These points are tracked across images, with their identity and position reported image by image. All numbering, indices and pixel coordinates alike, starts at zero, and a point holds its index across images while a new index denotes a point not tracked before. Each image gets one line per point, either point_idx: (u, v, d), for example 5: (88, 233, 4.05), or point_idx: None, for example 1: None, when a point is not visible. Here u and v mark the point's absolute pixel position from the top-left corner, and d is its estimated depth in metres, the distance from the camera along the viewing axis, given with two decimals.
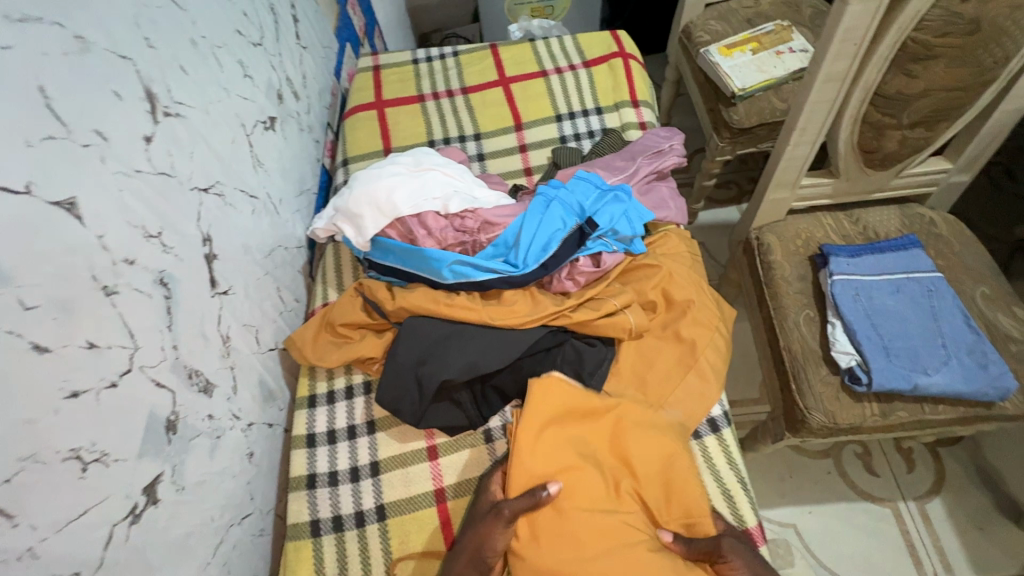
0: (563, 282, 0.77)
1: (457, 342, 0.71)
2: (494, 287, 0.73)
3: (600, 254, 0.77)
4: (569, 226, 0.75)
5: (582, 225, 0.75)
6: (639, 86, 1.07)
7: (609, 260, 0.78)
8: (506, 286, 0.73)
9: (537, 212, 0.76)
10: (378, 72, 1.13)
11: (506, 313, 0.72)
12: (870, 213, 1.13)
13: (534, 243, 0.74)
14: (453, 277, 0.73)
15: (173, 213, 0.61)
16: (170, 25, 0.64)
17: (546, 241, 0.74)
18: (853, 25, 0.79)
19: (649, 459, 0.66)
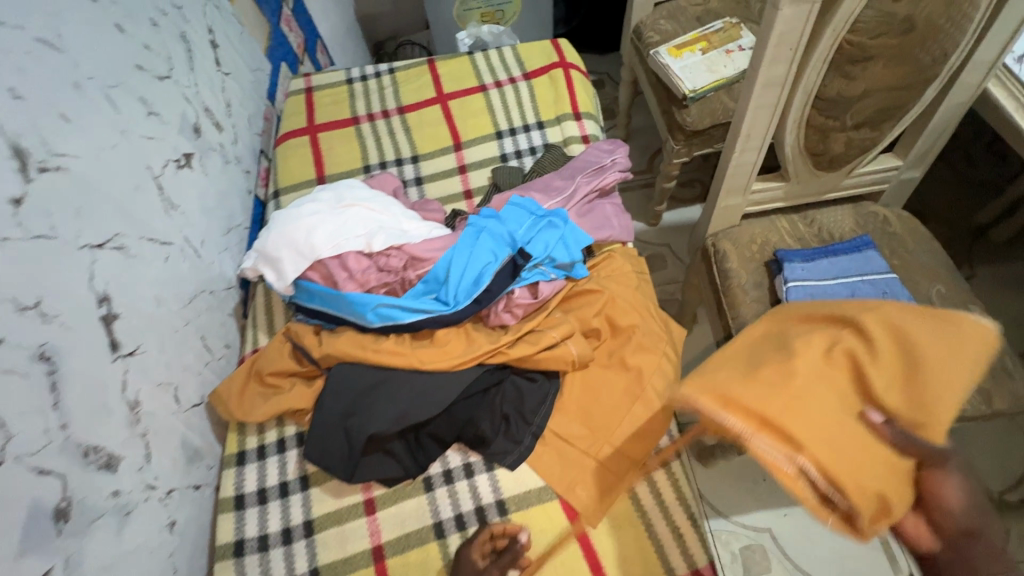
0: (500, 314, 0.73)
1: (386, 390, 0.67)
2: (425, 327, 0.69)
3: (537, 283, 0.73)
4: (501, 257, 0.71)
5: (514, 256, 0.70)
6: (582, 97, 1.03)
7: (547, 290, 0.74)
8: (437, 325, 0.70)
9: (467, 244, 0.72)
10: (310, 94, 1.08)
11: (439, 354, 0.69)
12: (825, 213, 1.11)
13: (466, 278, 0.70)
14: (378, 320, 0.68)
15: (57, 278, 0.56)
16: (44, 71, 0.59)
17: (478, 275, 0.70)
18: (786, 30, 0.77)
19: (934, 370, 0.49)
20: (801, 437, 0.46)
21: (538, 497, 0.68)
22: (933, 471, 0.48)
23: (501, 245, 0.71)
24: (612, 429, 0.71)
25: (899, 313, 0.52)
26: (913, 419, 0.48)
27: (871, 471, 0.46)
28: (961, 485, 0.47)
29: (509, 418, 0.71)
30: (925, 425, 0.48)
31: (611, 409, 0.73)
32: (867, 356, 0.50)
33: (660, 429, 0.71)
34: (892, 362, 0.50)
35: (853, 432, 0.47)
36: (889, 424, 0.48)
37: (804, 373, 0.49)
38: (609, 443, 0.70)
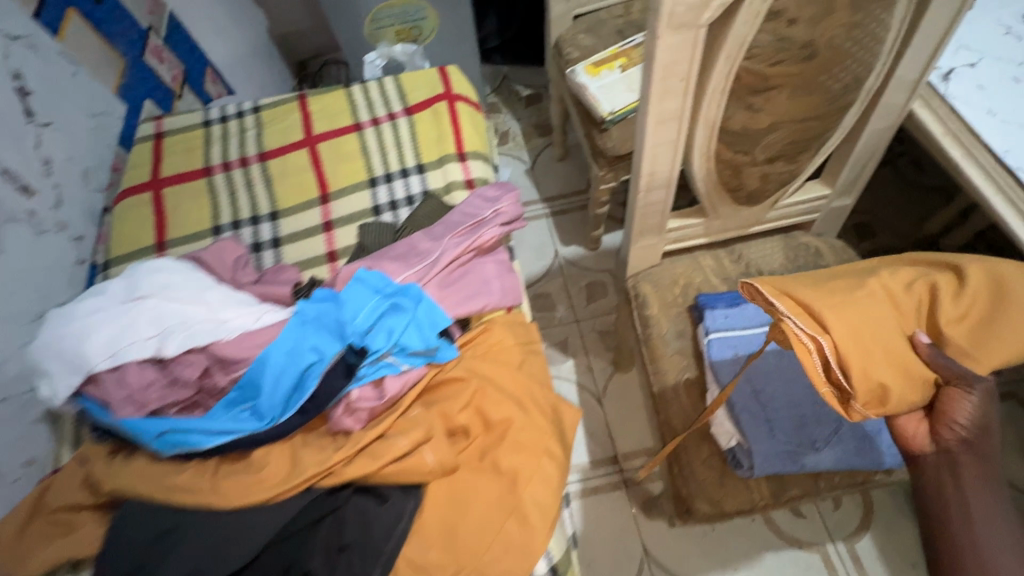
0: (341, 419, 0.60)
1: (179, 538, 0.52)
2: (234, 450, 0.56)
3: (382, 379, 0.61)
4: (328, 355, 0.58)
5: (345, 353, 0.58)
6: (469, 133, 0.91)
7: (395, 386, 0.61)
8: (252, 445, 0.57)
9: (289, 339, 0.58)
10: (160, 141, 0.93)
11: (250, 484, 0.55)
12: (753, 247, 1.01)
13: (285, 385, 0.57)
14: (168, 449, 0.55)
15: None
16: None
17: (300, 380, 0.57)
18: (670, 60, 0.65)
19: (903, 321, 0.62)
20: (826, 317, 0.60)
21: None
22: (956, 388, 0.61)
23: (333, 338, 0.59)
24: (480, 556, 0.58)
25: (1005, 264, 0.63)
26: (969, 353, 0.61)
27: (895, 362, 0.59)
28: (976, 407, 0.60)
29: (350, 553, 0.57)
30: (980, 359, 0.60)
31: (481, 529, 0.60)
32: (949, 293, 0.63)
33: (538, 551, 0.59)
34: (979, 305, 0.62)
35: (899, 351, 0.60)
36: (931, 347, 0.61)
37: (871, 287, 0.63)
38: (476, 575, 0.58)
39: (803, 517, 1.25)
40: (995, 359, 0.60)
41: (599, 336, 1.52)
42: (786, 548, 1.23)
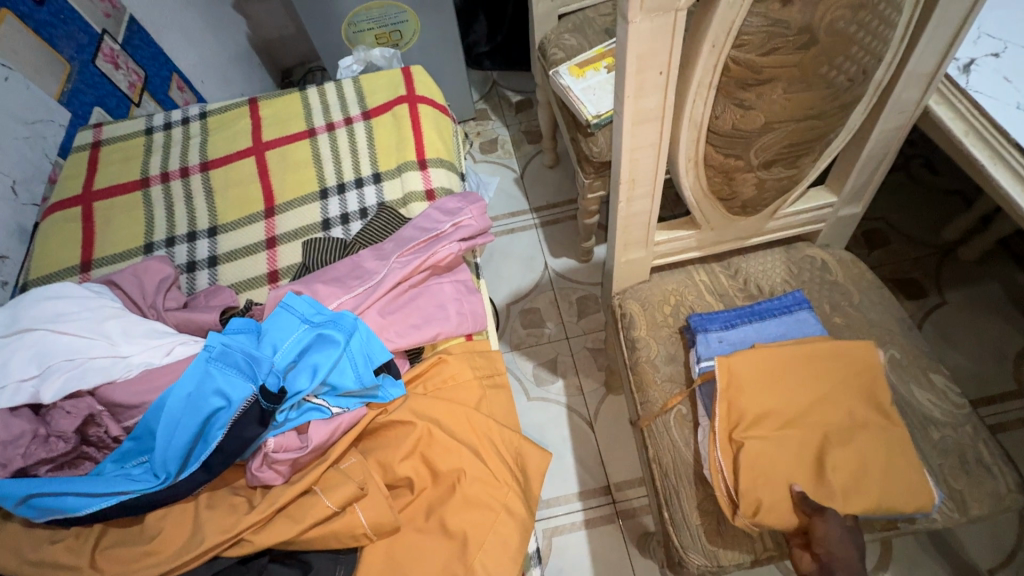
0: (260, 473, 0.52)
1: None
2: (122, 515, 0.47)
3: (308, 425, 0.52)
4: (242, 398, 0.49)
5: (259, 397, 0.50)
6: (433, 138, 0.82)
7: (322, 433, 0.52)
8: (144, 508, 0.47)
9: (193, 381, 0.49)
10: (98, 151, 0.86)
11: (136, 558, 0.45)
12: (751, 261, 0.91)
13: (184, 436, 0.48)
14: (38, 514, 0.45)
15: None
16: None
17: (205, 424, 0.48)
18: (645, 50, 0.56)
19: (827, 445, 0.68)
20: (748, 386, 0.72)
21: None
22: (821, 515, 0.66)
23: (248, 378, 0.50)
24: None
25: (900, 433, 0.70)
26: (845, 485, 0.66)
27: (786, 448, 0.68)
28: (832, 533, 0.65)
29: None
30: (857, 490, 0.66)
31: None
32: (848, 434, 0.69)
33: None
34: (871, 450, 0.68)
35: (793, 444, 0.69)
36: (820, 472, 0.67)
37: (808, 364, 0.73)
38: None
39: None
40: (864, 494, 0.66)
41: (590, 355, 1.42)
42: None
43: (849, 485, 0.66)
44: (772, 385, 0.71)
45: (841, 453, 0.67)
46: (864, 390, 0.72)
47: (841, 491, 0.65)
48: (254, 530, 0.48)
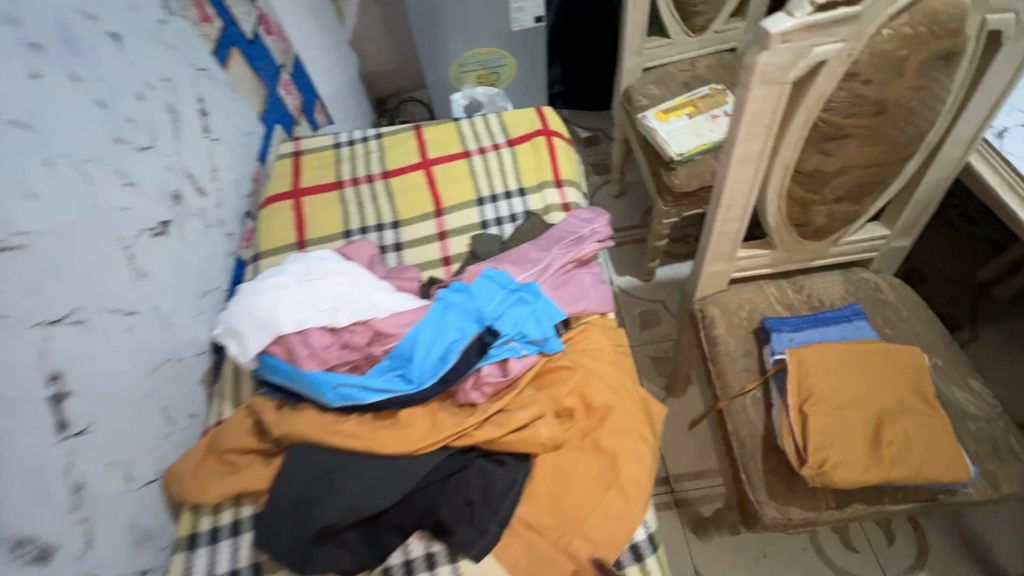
0: (469, 393, 0.70)
1: (340, 480, 0.63)
2: (387, 408, 0.67)
3: (507, 360, 0.71)
4: (468, 335, 0.69)
5: (483, 334, 0.70)
6: (564, 164, 1.04)
7: (517, 366, 0.71)
8: (401, 406, 0.67)
9: (435, 320, 0.70)
10: (298, 159, 1.09)
11: (397, 436, 0.66)
12: (814, 280, 1.09)
13: (431, 356, 0.68)
14: (339, 401, 0.65)
15: (3, 360, 0.54)
16: (16, 152, 0.60)
17: (444, 351, 0.68)
18: (758, 109, 0.77)
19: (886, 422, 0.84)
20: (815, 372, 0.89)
21: None
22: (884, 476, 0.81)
23: (471, 322, 0.71)
24: (580, 520, 0.67)
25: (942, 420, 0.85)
26: (898, 454, 0.82)
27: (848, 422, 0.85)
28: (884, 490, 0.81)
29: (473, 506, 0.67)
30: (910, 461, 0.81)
31: (583, 498, 0.68)
32: (904, 416, 0.85)
33: (637, 519, 0.67)
34: (921, 431, 0.83)
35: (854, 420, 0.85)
36: (877, 444, 0.83)
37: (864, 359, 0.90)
38: (580, 536, 0.66)
39: (855, 550, 1.27)
40: (917, 463, 0.81)
41: (652, 362, 1.60)
42: None
43: (897, 453, 0.82)
44: (836, 372, 0.89)
45: (892, 428, 0.83)
46: (913, 384, 0.88)
47: (892, 457, 0.81)
48: (470, 428, 0.68)
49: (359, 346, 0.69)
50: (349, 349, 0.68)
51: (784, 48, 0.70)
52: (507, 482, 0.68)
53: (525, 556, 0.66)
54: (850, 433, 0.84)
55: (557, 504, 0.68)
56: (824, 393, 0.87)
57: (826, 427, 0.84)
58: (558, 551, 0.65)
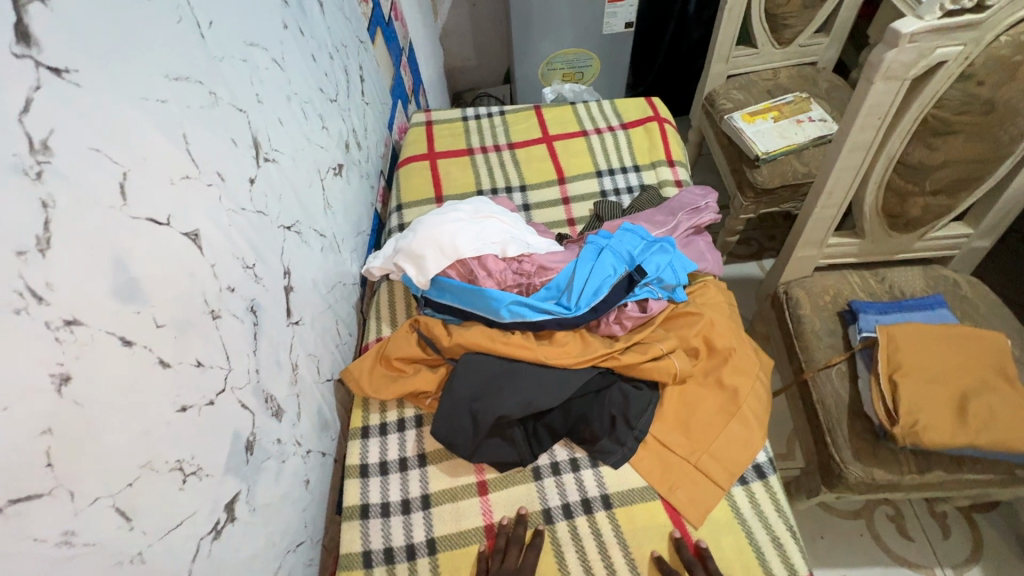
0: (610, 325, 0.82)
1: (512, 381, 0.74)
2: (548, 327, 0.78)
3: (646, 300, 0.82)
4: (620, 272, 0.81)
5: (631, 273, 0.82)
6: (674, 147, 1.15)
7: (654, 307, 0.82)
8: (559, 326, 0.78)
9: (588, 259, 0.82)
10: (430, 127, 1.23)
11: (555, 352, 0.77)
12: (895, 272, 1.17)
13: (586, 286, 0.79)
14: (510, 316, 0.78)
15: (265, 248, 0.66)
16: (274, 85, 0.72)
17: (599, 285, 0.79)
18: (877, 102, 0.87)
19: (971, 394, 0.91)
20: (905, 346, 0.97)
21: (641, 496, 0.73)
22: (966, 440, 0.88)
23: (619, 263, 0.82)
24: (709, 442, 0.76)
25: None
26: (983, 423, 0.89)
27: (935, 392, 0.92)
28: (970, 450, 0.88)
29: (616, 420, 0.76)
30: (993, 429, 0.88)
31: (709, 424, 0.77)
32: (991, 391, 0.91)
33: (758, 445, 0.76)
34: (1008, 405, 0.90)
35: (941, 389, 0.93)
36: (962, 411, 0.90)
37: (953, 339, 0.97)
38: (708, 454, 0.75)
39: (911, 539, 1.30)
40: (1001, 433, 0.87)
41: None
42: (893, 565, 1.27)
43: (982, 423, 0.89)
44: (925, 348, 0.96)
45: (977, 401, 0.90)
46: (1001, 364, 0.94)
47: (978, 424, 0.88)
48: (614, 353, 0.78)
49: (525, 275, 0.82)
50: (519, 276, 0.81)
51: (911, 47, 0.80)
52: (643, 403, 0.78)
53: (660, 468, 0.74)
54: (938, 402, 0.91)
55: (687, 428, 0.77)
56: (914, 365, 0.95)
57: (916, 395, 0.92)
58: (691, 465, 0.74)
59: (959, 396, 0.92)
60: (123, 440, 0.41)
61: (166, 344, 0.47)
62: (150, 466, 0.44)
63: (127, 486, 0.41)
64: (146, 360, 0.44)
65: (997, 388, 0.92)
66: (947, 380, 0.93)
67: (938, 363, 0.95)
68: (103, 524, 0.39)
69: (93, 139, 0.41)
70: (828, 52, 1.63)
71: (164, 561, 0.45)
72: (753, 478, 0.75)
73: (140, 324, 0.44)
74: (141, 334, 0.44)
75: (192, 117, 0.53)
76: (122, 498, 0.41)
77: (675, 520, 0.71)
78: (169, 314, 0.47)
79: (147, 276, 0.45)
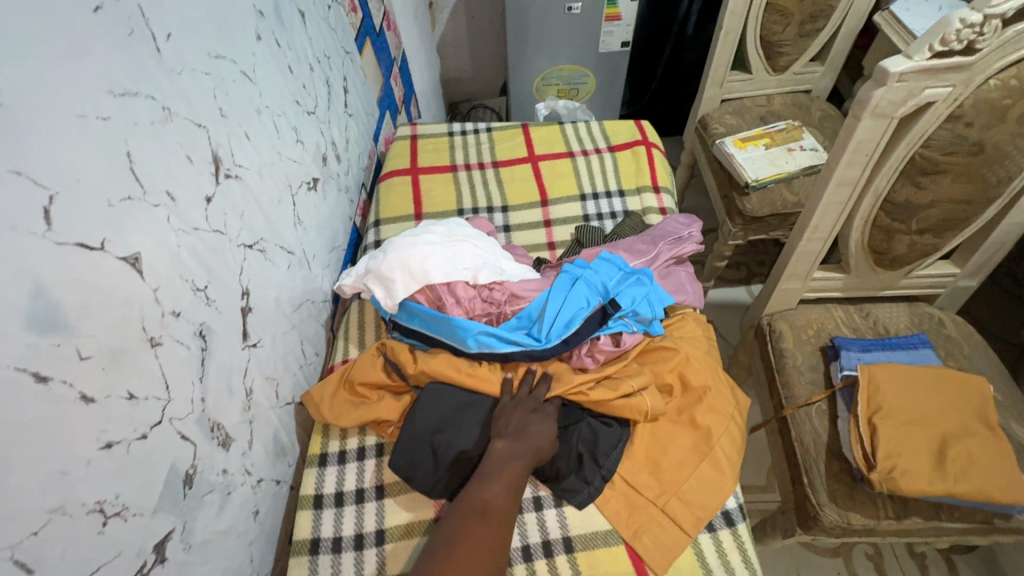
0: (582, 358, 0.79)
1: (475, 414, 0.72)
2: (517, 359, 0.75)
3: (621, 333, 0.80)
4: (592, 305, 0.79)
5: (605, 306, 0.80)
6: (660, 173, 1.13)
7: (629, 340, 0.80)
8: (528, 359, 0.75)
9: (562, 289, 0.79)
10: (415, 141, 1.21)
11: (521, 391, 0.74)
12: (880, 308, 1.16)
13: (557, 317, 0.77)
14: (476, 346, 0.75)
15: (221, 269, 0.64)
16: (242, 98, 0.70)
17: (570, 318, 0.77)
18: (864, 139, 0.85)
19: (950, 440, 0.89)
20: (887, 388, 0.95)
21: (604, 540, 0.70)
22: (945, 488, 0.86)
23: (593, 295, 0.80)
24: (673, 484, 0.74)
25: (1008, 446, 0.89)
26: (962, 472, 0.86)
27: (915, 436, 0.90)
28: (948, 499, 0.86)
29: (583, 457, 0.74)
30: (973, 478, 0.86)
31: (679, 465, 0.74)
32: (971, 437, 0.89)
33: (728, 490, 0.73)
34: (988, 454, 0.87)
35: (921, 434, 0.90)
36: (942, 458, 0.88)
37: (934, 381, 0.95)
38: (676, 497, 0.72)
39: None
40: (980, 482, 0.85)
41: None
42: None
43: (960, 470, 0.86)
44: (906, 390, 0.94)
45: (957, 447, 0.88)
46: (981, 409, 0.92)
47: (956, 472, 0.86)
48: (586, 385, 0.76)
49: (496, 304, 0.80)
50: (489, 304, 0.79)
51: (899, 86, 0.78)
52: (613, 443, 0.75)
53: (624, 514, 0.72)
54: (916, 447, 0.89)
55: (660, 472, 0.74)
56: (894, 407, 0.93)
57: (895, 439, 0.90)
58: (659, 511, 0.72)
59: (939, 442, 0.89)
60: (28, 485, 0.38)
61: (90, 377, 0.44)
62: (63, 511, 0.41)
63: (31, 535, 0.39)
64: (64, 396, 0.41)
65: (976, 435, 0.90)
66: (926, 424, 0.91)
67: (918, 406, 0.93)
68: None
69: (11, 161, 0.38)
70: (822, 81, 1.63)
71: None
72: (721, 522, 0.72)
73: (59, 358, 0.41)
74: (60, 368, 0.41)
75: (139, 134, 0.50)
76: (24, 548, 0.38)
77: (638, 566, 0.69)
78: (96, 344, 0.45)
79: (71, 306, 0.42)
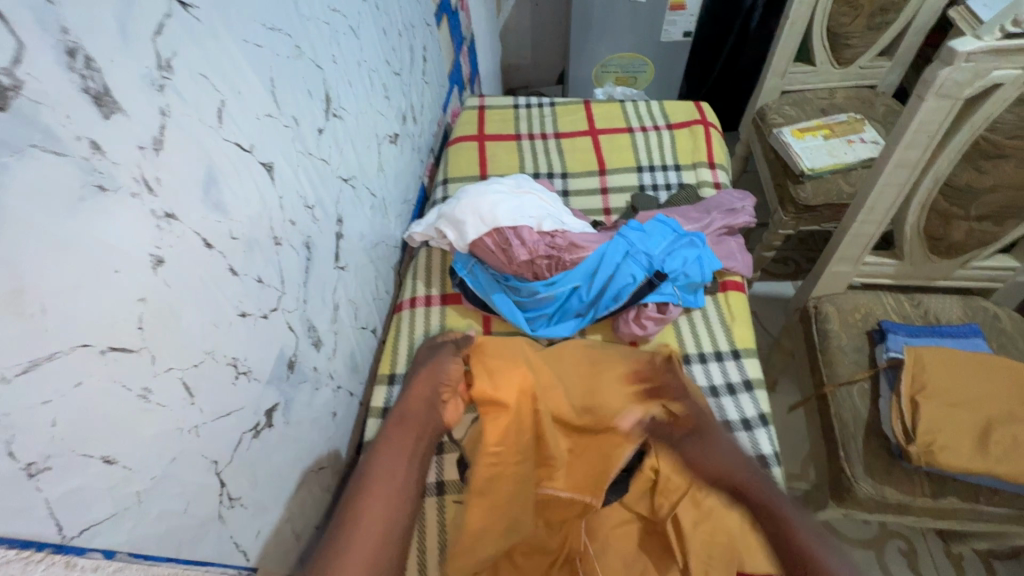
0: (630, 324, 0.86)
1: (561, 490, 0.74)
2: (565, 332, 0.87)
3: (668, 303, 0.85)
4: (639, 280, 0.83)
5: (651, 278, 0.84)
6: (717, 151, 1.17)
7: (674, 310, 0.86)
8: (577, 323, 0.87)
9: (615, 256, 0.84)
10: (483, 112, 1.29)
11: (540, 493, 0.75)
12: (931, 299, 1.14)
13: (608, 287, 0.84)
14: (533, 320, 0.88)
15: (324, 194, 0.73)
16: (348, 49, 0.79)
17: (616, 286, 0.83)
18: (927, 119, 0.87)
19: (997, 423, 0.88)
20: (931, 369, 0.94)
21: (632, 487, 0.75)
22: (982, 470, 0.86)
23: (641, 268, 0.84)
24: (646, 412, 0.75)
25: None
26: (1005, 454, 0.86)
27: (958, 416, 0.90)
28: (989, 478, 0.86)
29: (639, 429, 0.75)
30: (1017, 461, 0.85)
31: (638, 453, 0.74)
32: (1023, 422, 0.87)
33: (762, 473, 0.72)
34: None
35: (965, 415, 0.90)
36: (984, 440, 0.87)
37: (985, 365, 0.94)
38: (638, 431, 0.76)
39: None
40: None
41: None
42: None
43: (1003, 452, 0.86)
44: (952, 373, 0.93)
45: (1002, 430, 0.87)
46: None
47: (999, 454, 0.86)
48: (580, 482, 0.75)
49: (556, 250, 0.88)
50: (551, 249, 0.87)
51: (967, 66, 0.80)
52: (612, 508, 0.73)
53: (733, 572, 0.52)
54: (958, 426, 0.89)
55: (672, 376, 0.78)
56: (939, 388, 0.92)
57: (937, 417, 0.90)
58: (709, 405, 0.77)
59: (984, 423, 0.88)
60: (194, 325, 0.48)
61: (236, 255, 0.53)
62: (213, 355, 0.51)
63: (193, 366, 0.48)
64: (219, 264, 0.51)
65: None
66: (971, 406, 0.90)
67: (965, 390, 0.92)
68: (171, 392, 0.45)
69: (202, 67, 0.47)
70: (889, 77, 1.61)
71: (214, 441, 0.51)
72: (748, 445, 0.77)
73: (219, 232, 0.51)
74: (218, 241, 0.51)
75: (279, 64, 0.60)
76: (189, 374, 0.47)
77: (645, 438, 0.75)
78: (242, 230, 0.54)
79: (229, 192, 0.52)
